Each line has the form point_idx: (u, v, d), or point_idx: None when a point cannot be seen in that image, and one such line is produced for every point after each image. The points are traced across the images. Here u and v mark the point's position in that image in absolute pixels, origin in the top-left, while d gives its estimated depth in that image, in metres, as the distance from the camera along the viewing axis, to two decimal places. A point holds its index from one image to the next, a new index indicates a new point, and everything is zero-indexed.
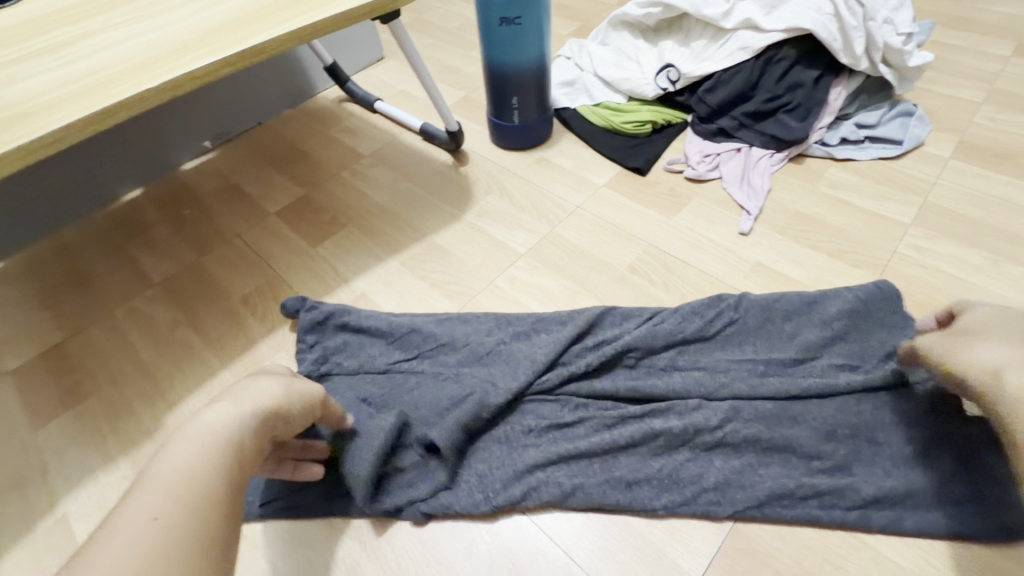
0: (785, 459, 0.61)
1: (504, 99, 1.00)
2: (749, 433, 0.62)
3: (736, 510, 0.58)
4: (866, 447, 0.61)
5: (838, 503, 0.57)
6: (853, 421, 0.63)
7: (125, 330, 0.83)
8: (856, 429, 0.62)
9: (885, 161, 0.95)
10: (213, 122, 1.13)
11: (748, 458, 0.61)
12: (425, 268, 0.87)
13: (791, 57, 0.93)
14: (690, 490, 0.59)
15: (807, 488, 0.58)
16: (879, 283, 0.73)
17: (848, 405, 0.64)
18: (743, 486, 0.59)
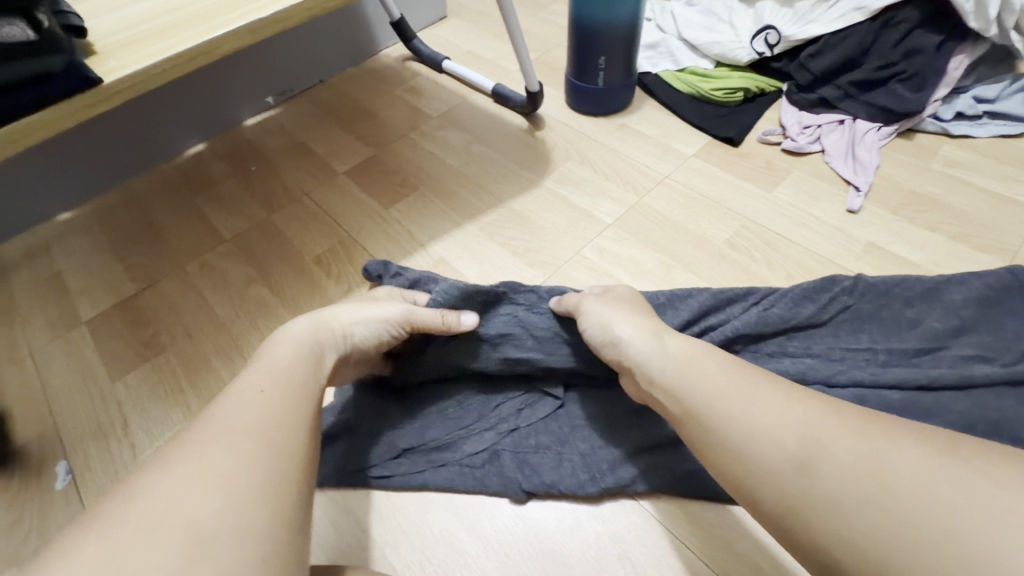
0: None
1: (589, 58, 0.94)
2: None
3: None
4: (1010, 446, 0.52)
5: None
6: (992, 416, 0.53)
7: (197, 284, 0.81)
8: (997, 423, 0.53)
9: (1005, 139, 0.88)
10: (276, 76, 1.09)
11: None
12: (505, 235, 0.82)
13: (913, 19, 0.85)
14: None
15: None
16: (1015, 269, 0.63)
17: (986, 399, 0.55)
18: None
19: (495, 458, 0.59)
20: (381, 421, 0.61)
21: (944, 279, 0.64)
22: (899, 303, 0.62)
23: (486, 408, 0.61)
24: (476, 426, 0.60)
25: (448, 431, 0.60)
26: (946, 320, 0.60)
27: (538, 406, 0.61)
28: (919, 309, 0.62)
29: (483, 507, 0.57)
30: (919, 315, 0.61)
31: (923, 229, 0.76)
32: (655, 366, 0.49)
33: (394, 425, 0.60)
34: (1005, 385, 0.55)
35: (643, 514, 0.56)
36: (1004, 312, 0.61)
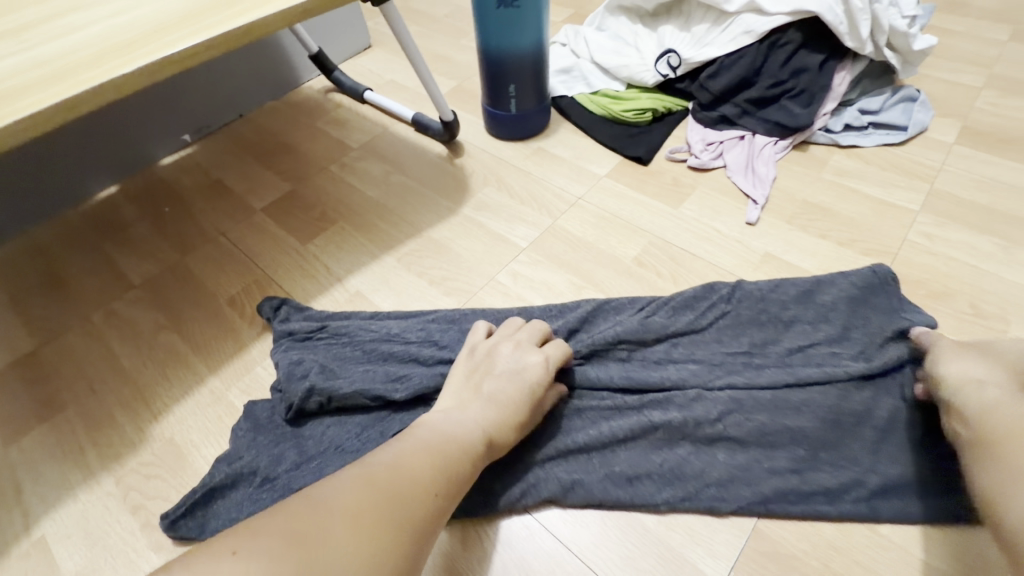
0: (791, 453, 0.56)
1: (500, 87, 0.96)
2: (752, 426, 0.58)
3: (741, 506, 0.55)
4: (874, 435, 0.56)
5: (847, 497, 0.54)
6: (859, 408, 0.57)
7: (103, 334, 0.78)
8: (863, 417, 0.57)
9: (888, 147, 0.94)
10: (193, 113, 1.08)
11: (752, 452, 0.57)
12: (422, 264, 0.83)
13: (796, 40, 0.91)
14: (692, 485, 0.56)
15: (812, 483, 0.54)
16: (875, 266, 0.67)
17: (849, 392, 0.58)
18: (746, 481, 0.55)
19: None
20: (278, 465, 0.60)
21: (815, 281, 0.68)
22: (776, 306, 0.66)
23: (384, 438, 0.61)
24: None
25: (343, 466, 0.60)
26: (820, 321, 0.64)
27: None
28: (794, 310, 0.66)
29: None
30: (795, 315, 0.65)
31: (815, 237, 0.81)
32: (975, 407, 0.47)
33: (289, 467, 0.60)
34: (868, 379, 0.59)
35: (544, 534, 0.56)
36: (872, 311, 0.64)
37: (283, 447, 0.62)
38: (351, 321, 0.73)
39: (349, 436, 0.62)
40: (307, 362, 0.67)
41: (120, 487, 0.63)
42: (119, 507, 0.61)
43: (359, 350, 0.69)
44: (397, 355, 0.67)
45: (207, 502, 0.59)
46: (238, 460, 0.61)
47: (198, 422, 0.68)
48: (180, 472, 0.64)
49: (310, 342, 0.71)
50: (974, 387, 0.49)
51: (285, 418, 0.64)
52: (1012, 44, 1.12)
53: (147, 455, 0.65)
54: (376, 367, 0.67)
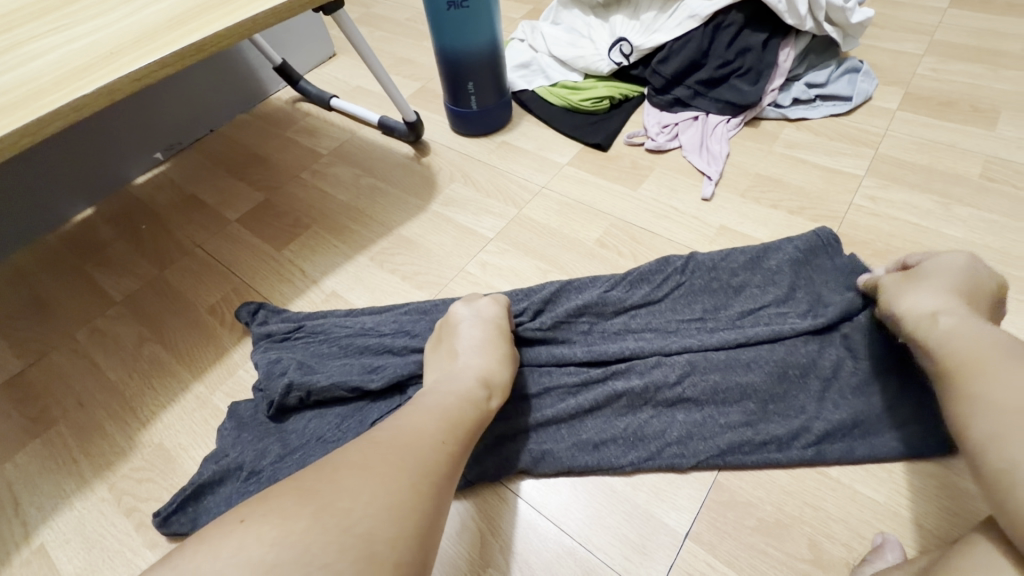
0: (743, 408, 0.61)
1: (459, 85, 0.99)
2: (707, 386, 0.62)
3: (699, 460, 0.59)
4: (816, 383, 0.61)
5: (795, 443, 0.58)
6: (802, 360, 0.62)
7: (89, 351, 0.80)
8: (806, 368, 0.62)
9: (835, 118, 0.98)
10: (164, 131, 1.10)
11: (708, 410, 0.61)
12: (394, 261, 0.86)
13: (738, 22, 0.95)
14: (654, 445, 0.60)
15: (763, 434, 0.59)
16: (818, 231, 0.72)
17: (795, 347, 0.63)
18: (702, 435, 0.60)
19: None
20: (262, 458, 0.63)
21: (764, 248, 0.72)
22: (727, 275, 0.71)
23: (364, 426, 0.64)
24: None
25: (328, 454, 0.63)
26: (766, 285, 0.69)
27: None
28: (743, 278, 0.70)
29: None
30: (744, 282, 0.70)
31: (767, 208, 0.85)
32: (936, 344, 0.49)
33: (274, 459, 0.63)
34: (811, 334, 0.64)
35: (521, 505, 0.60)
36: (815, 272, 0.70)
37: (267, 442, 0.65)
38: (327, 320, 0.76)
39: (329, 427, 0.65)
40: (286, 360, 0.70)
41: (114, 492, 0.65)
42: (114, 511, 0.64)
43: (336, 346, 0.72)
44: (372, 348, 0.70)
45: (197, 499, 0.62)
46: (226, 458, 0.64)
47: (185, 426, 0.70)
48: (171, 473, 0.66)
49: (288, 341, 0.74)
50: (928, 323, 0.51)
51: (267, 415, 0.67)
52: (951, 10, 1.16)
53: (138, 460, 0.68)
54: (352, 361, 0.69)
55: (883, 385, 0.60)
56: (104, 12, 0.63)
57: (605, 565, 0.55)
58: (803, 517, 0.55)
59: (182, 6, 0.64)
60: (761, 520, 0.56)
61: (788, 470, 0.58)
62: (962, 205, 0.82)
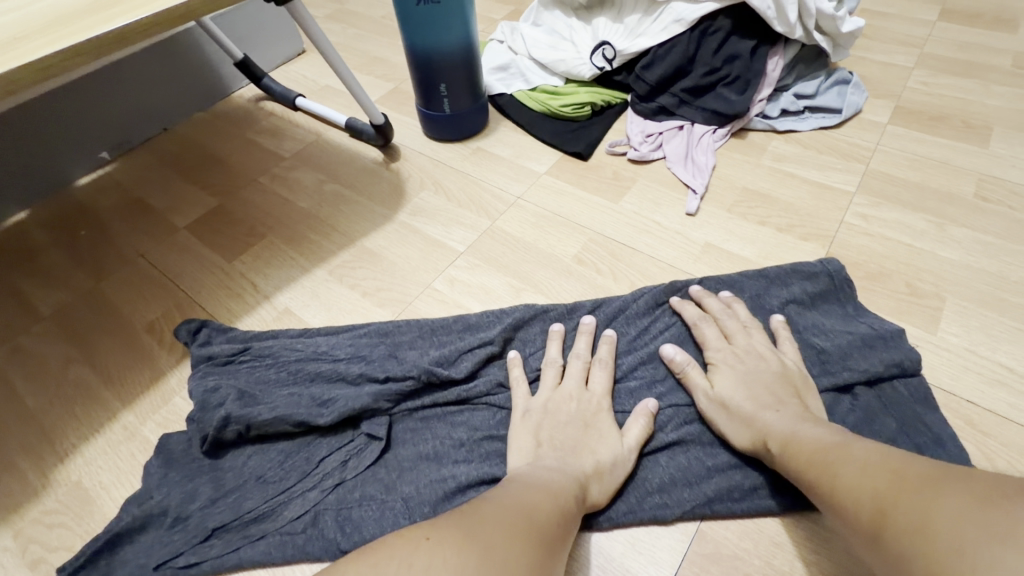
0: (731, 450, 0.55)
1: (431, 86, 0.93)
2: (691, 427, 0.57)
3: (684, 510, 0.53)
4: None
5: (789, 490, 0.53)
6: None
7: (7, 373, 0.72)
8: None
9: (825, 130, 0.94)
10: (111, 129, 1.02)
11: (693, 452, 0.56)
12: (355, 275, 0.79)
13: (725, 28, 0.90)
14: (635, 495, 0.54)
15: (753, 478, 0.54)
16: (828, 267, 0.68)
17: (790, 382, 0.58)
18: (689, 483, 0.54)
19: (318, 520, 0.55)
20: (191, 503, 0.56)
21: (766, 282, 0.67)
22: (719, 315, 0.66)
23: (310, 465, 0.58)
24: (299, 487, 0.57)
25: (266, 498, 0.56)
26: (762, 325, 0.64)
27: (365, 453, 0.58)
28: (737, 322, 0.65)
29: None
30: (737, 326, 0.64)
31: (754, 225, 0.80)
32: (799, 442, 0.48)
33: (204, 504, 0.56)
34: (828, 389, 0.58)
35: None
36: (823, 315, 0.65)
37: (198, 482, 0.58)
38: (278, 341, 0.69)
39: (271, 466, 0.58)
40: (225, 389, 0.62)
41: (19, 541, 0.57)
42: (17, 563, 0.56)
43: (284, 372, 0.65)
44: (324, 375, 0.64)
45: (111, 550, 0.54)
46: (148, 501, 0.56)
47: (109, 461, 0.63)
48: (86, 517, 0.58)
49: (231, 365, 0.66)
50: (760, 439, 0.51)
51: (201, 451, 0.60)
52: (941, 23, 1.14)
53: (50, 502, 0.60)
54: (301, 390, 0.62)
55: (882, 425, 0.56)
56: None
57: None
58: (794, 573, 0.50)
59: None
60: None
61: (779, 519, 0.53)
62: (957, 225, 0.78)
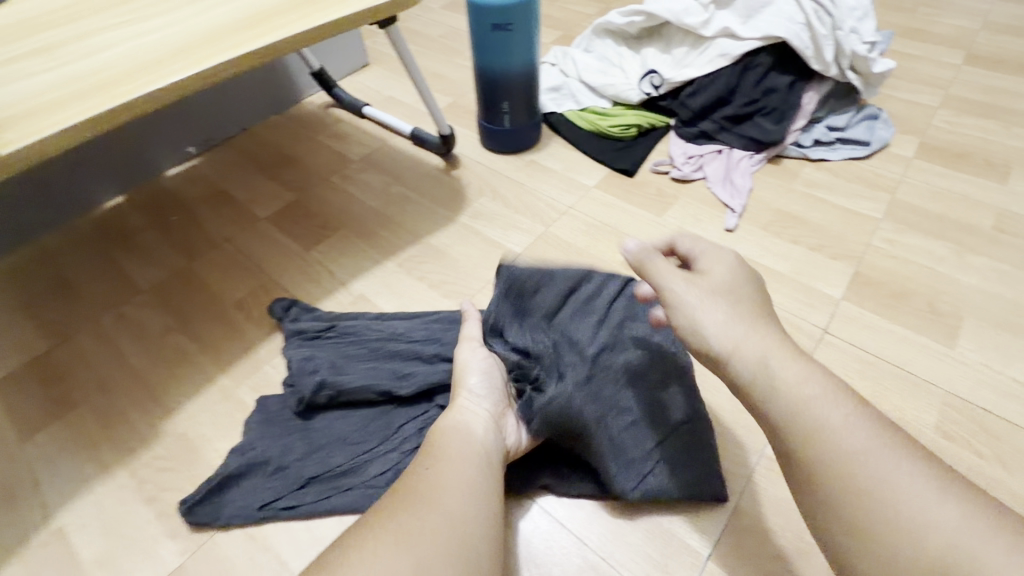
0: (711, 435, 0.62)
1: (495, 103, 1.02)
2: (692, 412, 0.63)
3: (713, 491, 0.60)
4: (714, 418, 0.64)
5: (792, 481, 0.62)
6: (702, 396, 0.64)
7: (114, 336, 0.81)
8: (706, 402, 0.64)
9: (854, 161, 1.02)
10: (198, 126, 1.12)
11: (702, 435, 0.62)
12: (422, 269, 0.88)
13: (767, 63, 0.99)
14: (657, 469, 0.59)
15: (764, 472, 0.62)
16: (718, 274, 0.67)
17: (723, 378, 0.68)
18: (644, 472, 0.59)
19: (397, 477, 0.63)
20: (288, 455, 0.64)
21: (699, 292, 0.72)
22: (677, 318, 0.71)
23: (390, 430, 0.66)
24: (381, 448, 0.65)
25: (352, 456, 0.64)
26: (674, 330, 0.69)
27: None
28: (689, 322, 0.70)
29: None
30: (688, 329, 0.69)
31: (788, 243, 0.87)
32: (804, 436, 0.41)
33: (299, 456, 0.64)
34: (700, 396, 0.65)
35: (543, 520, 0.61)
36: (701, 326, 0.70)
37: (291, 439, 0.66)
38: (359, 321, 0.78)
39: (355, 428, 0.66)
40: (316, 359, 0.71)
41: (135, 479, 0.65)
42: (135, 498, 0.64)
43: (366, 348, 0.73)
44: (402, 353, 0.72)
45: (221, 490, 0.62)
46: (251, 450, 0.65)
47: (210, 417, 0.71)
48: (193, 464, 0.67)
49: (319, 340, 0.75)
50: (760, 367, 0.44)
51: (294, 411, 0.68)
52: (965, 67, 1.21)
53: (160, 448, 0.68)
54: (381, 365, 0.71)
55: None
56: (169, 10, 0.66)
57: None
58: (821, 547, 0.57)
59: (249, 11, 0.67)
60: (781, 547, 0.57)
61: None
62: (976, 253, 0.85)
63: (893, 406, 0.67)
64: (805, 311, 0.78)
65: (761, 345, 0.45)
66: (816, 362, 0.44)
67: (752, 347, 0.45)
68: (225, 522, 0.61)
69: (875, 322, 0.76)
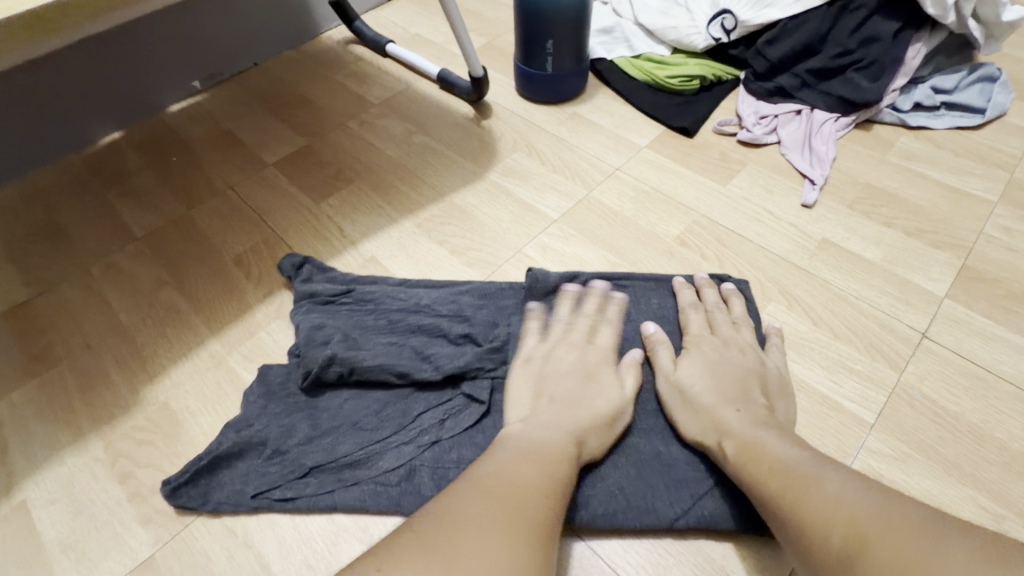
0: None
1: (537, 42, 0.87)
2: None
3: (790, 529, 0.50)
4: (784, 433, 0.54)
5: None
6: None
7: (101, 288, 0.73)
8: None
9: (962, 131, 0.85)
10: (204, 59, 1.00)
11: None
12: (443, 231, 0.77)
13: (869, 5, 0.82)
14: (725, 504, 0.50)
15: None
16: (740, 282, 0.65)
17: None
18: (702, 492, 0.51)
19: (412, 475, 0.53)
20: (290, 438, 0.56)
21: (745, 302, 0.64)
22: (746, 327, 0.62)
23: (406, 418, 0.56)
24: (394, 439, 0.55)
25: (361, 445, 0.55)
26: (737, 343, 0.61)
27: (462, 415, 0.56)
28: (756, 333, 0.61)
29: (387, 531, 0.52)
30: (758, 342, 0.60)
31: (879, 225, 0.73)
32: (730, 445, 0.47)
33: (301, 441, 0.56)
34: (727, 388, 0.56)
35: (566, 554, 0.51)
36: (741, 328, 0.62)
37: (292, 419, 0.57)
38: (378, 287, 0.67)
39: (367, 413, 0.57)
40: (329, 328, 0.62)
41: (110, 453, 0.58)
42: (107, 475, 0.56)
43: (384, 320, 0.63)
44: (426, 329, 0.62)
45: (211, 471, 0.54)
46: (247, 429, 0.56)
47: (196, 387, 0.62)
48: (174, 440, 0.59)
49: (332, 305, 0.65)
50: (715, 438, 0.49)
51: (300, 387, 0.59)
52: None
53: (140, 418, 0.61)
54: (401, 342, 0.61)
55: None
56: None
57: None
58: None
59: None
60: None
61: None
62: None
63: (1009, 434, 0.55)
64: (900, 309, 0.64)
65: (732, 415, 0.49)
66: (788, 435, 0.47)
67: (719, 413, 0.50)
68: (213, 510, 0.53)
69: (988, 327, 0.63)
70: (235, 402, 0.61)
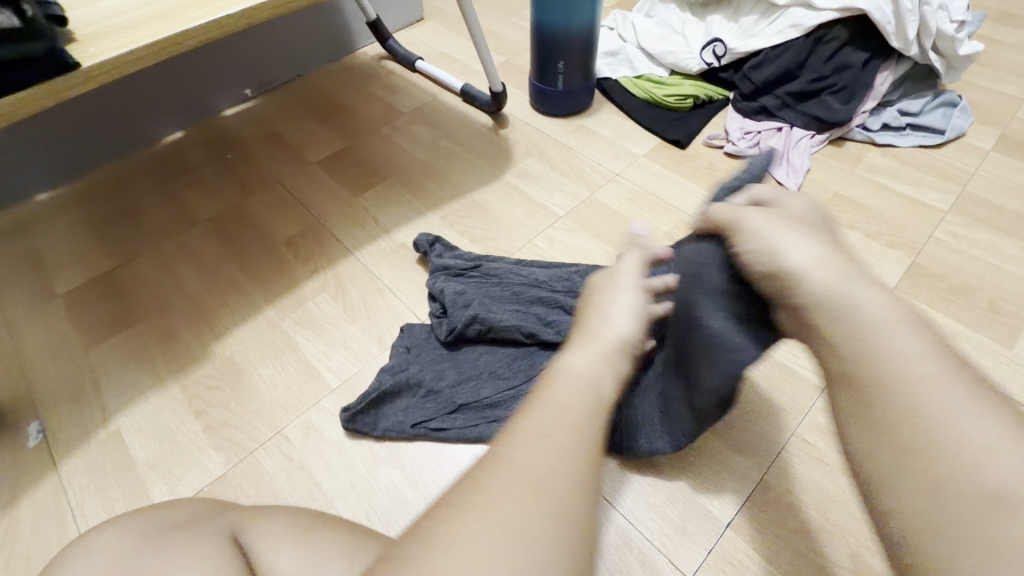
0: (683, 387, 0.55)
1: (550, 62, 1.00)
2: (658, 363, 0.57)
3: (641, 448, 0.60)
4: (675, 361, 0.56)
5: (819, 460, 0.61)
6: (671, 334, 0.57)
7: (172, 262, 0.85)
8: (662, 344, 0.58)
9: (924, 149, 0.96)
10: (256, 69, 1.14)
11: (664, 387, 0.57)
12: (465, 224, 0.88)
13: (842, 37, 0.93)
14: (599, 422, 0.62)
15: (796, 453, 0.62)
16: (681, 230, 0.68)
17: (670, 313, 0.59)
18: None
19: None
20: (441, 380, 0.67)
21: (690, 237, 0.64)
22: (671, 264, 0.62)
23: (534, 369, 0.68)
24: (526, 387, 0.66)
25: (498, 390, 0.66)
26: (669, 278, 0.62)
27: None
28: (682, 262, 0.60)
29: (428, 463, 0.63)
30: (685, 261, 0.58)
31: (843, 228, 0.84)
32: (837, 326, 0.39)
33: (451, 384, 0.67)
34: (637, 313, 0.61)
35: None
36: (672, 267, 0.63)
37: (417, 368, 0.68)
38: (501, 264, 0.78)
39: (501, 364, 0.69)
40: (449, 294, 0.73)
41: (186, 394, 0.70)
42: (184, 411, 0.68)
43: (510, 291, 0.74)
44: (545, 300, 0.72)
45: (377, 404, 0.66)
46: (403, 372, 0.68)
47: (256, 344, 0.74)
48: (239, 385, 0.70)
49: (462, 277, 0.77)
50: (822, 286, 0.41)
51: (443, 340, 0.71)
52: None
53: (210, 367, 0.72)
54: (525, 309, 0.72)
55: None
56: None
57: (646, 538, 0.57)
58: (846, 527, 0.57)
59: None
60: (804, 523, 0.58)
61: (839, 482, 0.60)
62: None
63: None
64: None
65: (808, 250, 0.43)
66: (860, 270, 0.42)
67: (790, 255, 0.43)
68: (382, 433, 0.64)
69: (929, 314, 0.73)
70: (289, 357, 0.73)
